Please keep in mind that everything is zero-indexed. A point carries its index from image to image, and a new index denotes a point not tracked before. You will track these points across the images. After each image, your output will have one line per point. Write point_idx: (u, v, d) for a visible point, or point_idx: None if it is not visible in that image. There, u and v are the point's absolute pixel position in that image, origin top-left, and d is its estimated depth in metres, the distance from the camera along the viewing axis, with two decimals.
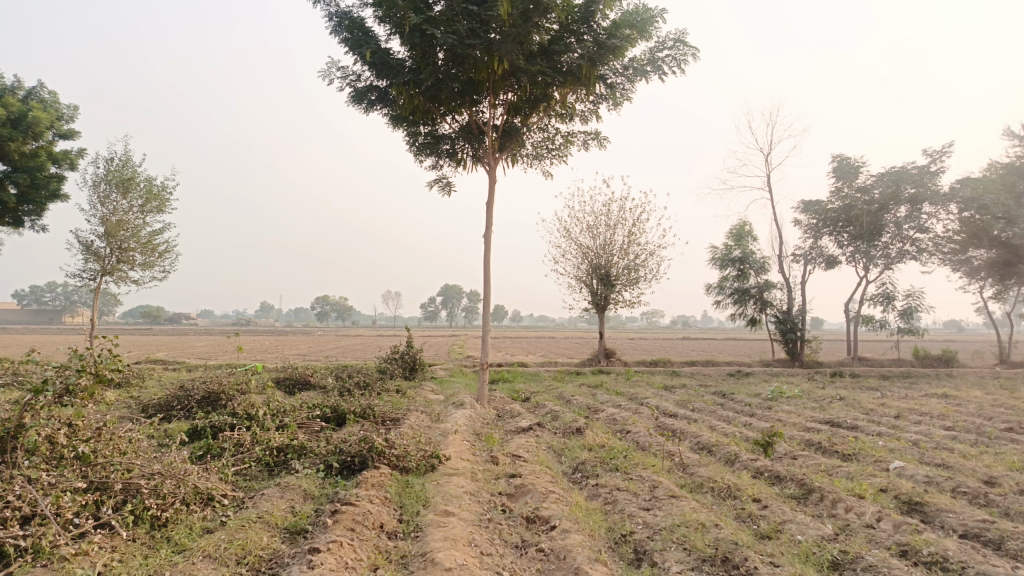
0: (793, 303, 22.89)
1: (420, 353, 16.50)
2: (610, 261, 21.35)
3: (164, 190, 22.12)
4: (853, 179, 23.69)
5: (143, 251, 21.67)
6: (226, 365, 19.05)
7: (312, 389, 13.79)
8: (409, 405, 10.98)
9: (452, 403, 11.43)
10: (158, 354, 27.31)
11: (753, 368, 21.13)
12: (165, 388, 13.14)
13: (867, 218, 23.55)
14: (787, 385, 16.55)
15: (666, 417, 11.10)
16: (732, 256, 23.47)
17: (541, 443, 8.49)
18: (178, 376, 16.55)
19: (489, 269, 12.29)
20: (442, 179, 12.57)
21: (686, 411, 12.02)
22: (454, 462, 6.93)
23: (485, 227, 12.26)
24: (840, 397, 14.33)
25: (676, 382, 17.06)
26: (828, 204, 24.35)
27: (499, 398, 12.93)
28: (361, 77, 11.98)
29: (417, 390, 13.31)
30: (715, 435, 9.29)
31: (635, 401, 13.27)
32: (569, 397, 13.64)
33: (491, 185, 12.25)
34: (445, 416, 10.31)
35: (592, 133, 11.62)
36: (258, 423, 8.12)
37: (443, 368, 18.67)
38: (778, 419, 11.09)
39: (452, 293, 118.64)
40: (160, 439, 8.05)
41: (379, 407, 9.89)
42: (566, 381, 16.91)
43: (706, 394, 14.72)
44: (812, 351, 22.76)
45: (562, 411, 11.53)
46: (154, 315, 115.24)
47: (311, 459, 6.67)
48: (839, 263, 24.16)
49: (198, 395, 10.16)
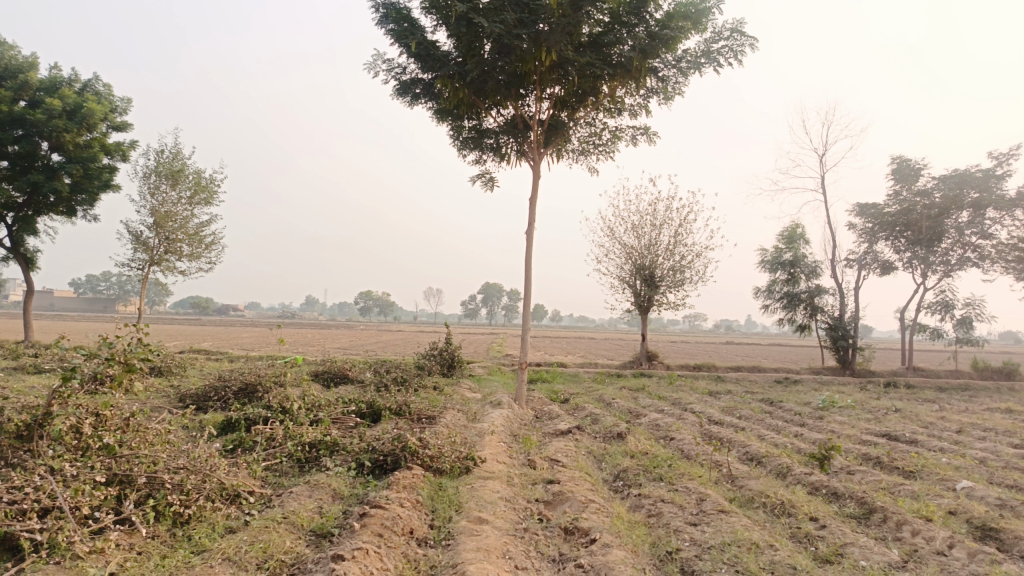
0: (845, 310, 22.06)
1: (459, 350, 16.29)
2: (655, 261, 20.83)
3: (212, 182, 22.34)
4: (914, 181, 22.72)
5: (189, 242, 21.94)
6: (266, 357, 19.15)
7: (350, 384, 13.69)
8: (446, 403, 10.75)
9: (490, 402, 11.17)
10: (203, 345, 27.73)
11: (802, 375, 20.40)
12: (205, 378, 13.18)
13: (927, 223, 22.59)
14: (838, 394, 15.88)
15: (711, 424, 10.65)
16: (782, 259, 22.74)
17: (581, 448, 8.16)
18: (220, 366, 16.66)
19: (530, 267, 11.99)
20: (485, 174, 12.31)
21: (733, 418, 11.54)
22: (490, 464, 6.65)
23: (528, 223, 11.95)
24: (896, 409, 13.64)
25: (721, 387, 16.52)
26: (885, 208, 23.46)
27: (538, 399, 12.63)
28: (405, 69, 11.78)
29: (455, 388, 13.09)
30: (765, 445, 8.84)
31: (679, 407, 12.81)
32: (610, 400, 13.26)
33: (535, 180, 11.93)
34: (482, 415, 10.06)
35: (641, 128, 11.22)
36: (292, 418, 7.97)
37: (482, 366, 18.42)
38: (831, 430, 10.55)
39: (493, 291, 118.32)
40: (195, 430, 7.97)
41: (416, 405, 9.68)
42: (607, 383, 16.52)
43: (753, 401, 14.17)
44: (864, 360, 21.91)
45: (603, 414, 11.17)
46: (202, 307, 117.86)
47: (342, 457, 6.46)
48: (894, 269, 23.23)
49: (235, 387, 10.09)
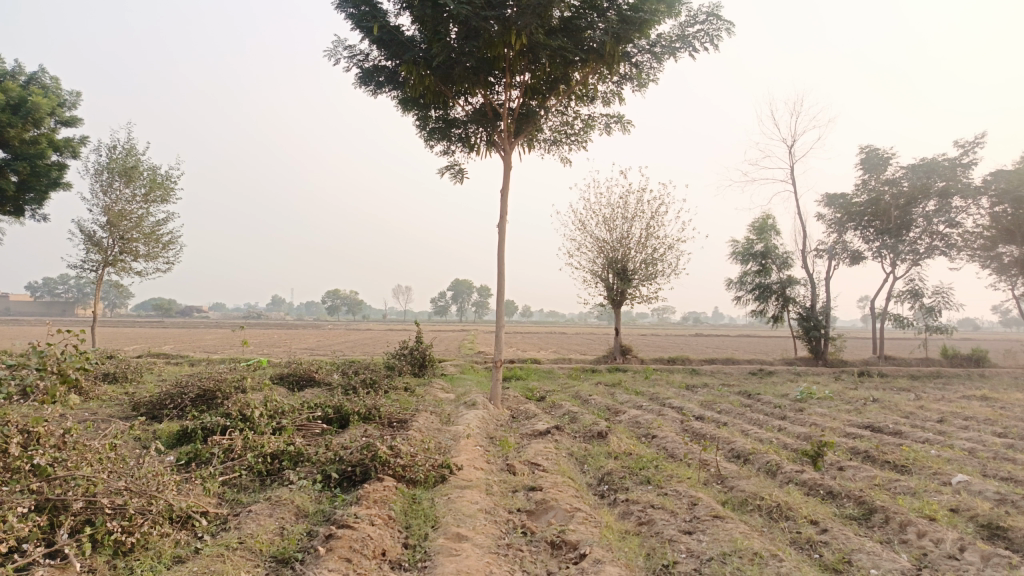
0: (817, 300, 22.05)
1: (430, 349, 15.82)
2: (627, 254, 20.57)
3: (168, 179, 21.51)
4: (882, 170, 22.78)
5: (146, 242, 21.09)
6: (229, 360, 18.43)
7: (317, 386, 13.16)
8: (418, 405, 10.28)
9: (463, 403, 10.72)
10: (163, 348, 26.80)
11: (776, 366, 20.31)
12: (163, 383, 12.52)
13: (895, 212, 22.67)
14: (815, 385, 15.75)
15: (692, 420, 10.36)
16: (753, 250, 22.65)
17: (561, 449, 7.79)
18: (179, 371, 15.95)
19: (503, 261, 11.57)
20: (455, 166, 11.84)
21: (713, 413, 11.26)
22: (467, 472, 6.23)
23: (500, 216, 11.52)
24: (874, 399, 13.51)
25: (697, 381, 16.31)
26: (854, 198, 23.52)
27: (513, 397, 12.23)
28: (368, 56, 11.25)
29: (427, 388, 12.63)
30: (750, 441, 8.55)
31: (658, 402, 12.51)
32: (587, 397, 12.92)
33: (506, 171, 11.50)
34: (456, 417, 9.62)
35: (614, 116, 10.84)
36: (252, 427, 7.45)
37: (454, 365, 17.96)
38: (814, 423, 10.32)
39: (462, 288, 117.08)
40: (147, 443, 7.41)
41: (386, 408, 9.22)
42: (582, 380, 16.19)
43: (731, 394, 13.94)
44: (836, 349, 21.93)
45: (580, 412, 10.82)
46: (165, 309, 115.17)
47: (307, 470, 5.98)
48: (864, 258, 23.30)
49: (193, 393, 9.51)
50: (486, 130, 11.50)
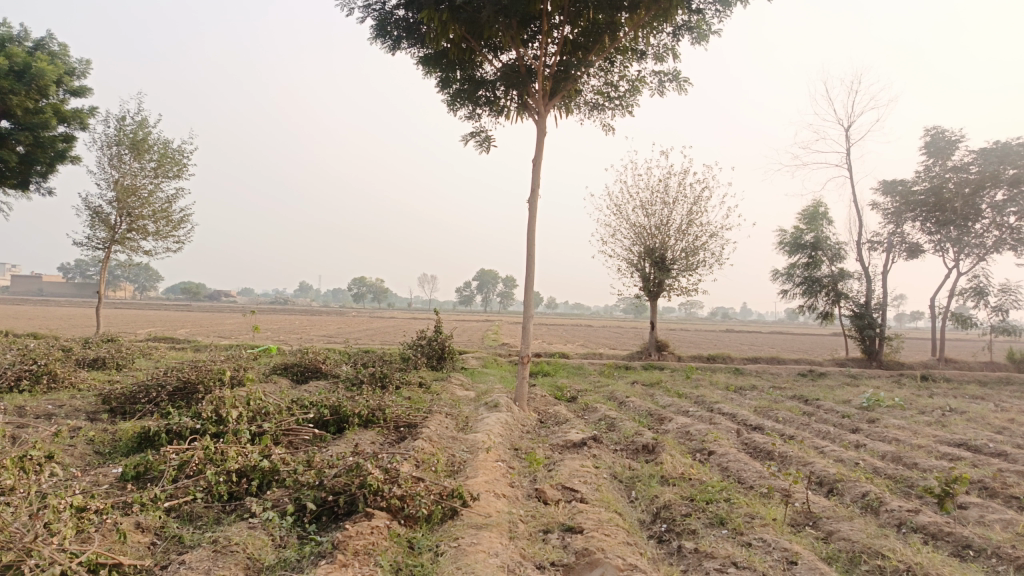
0: (872, 295, 20.29)
1: (449, 340, 14.46)
2: (665, 242, 19.01)
3: (181, 153, 20.39)
4: (948, 154, 20.85)
5: (156, 220, 19.98)
6: (237, 346, 17.26)
7: (324, 379, 11.89)
8: (432, 406, 8.91)
9: (484, 404, 9.33)
10: (177, 333, 25.86)
11: (826, 367, 18.65)
12: (153, 370, 11.32)
13: (959, 203, 20.76)
14: (877, 391, 14.07)
15: (752, 433, 8.84)
16: (802, 241, 20.92)
17: (601, 469, 6.35)
18: (181, 356, 14.81)
19: (534, 241, 10.14)
20: (481, 134, 10.39)
21: (773, 424, 9.72)
22: (485, 503, 4.82)
23: (531, 190, 10.05)
24: (952, 409, 11.82)
25: (744, 382, 14.75)
26: (914, 186, 21.65)
27: (541, 398, 10.83)
28: (384, 5, 9.82)
29: (444, 384, 11.29)
30: (832, 463, 7.03)
31: (705, 407, 11.01)
32: (623, 399, 11.45)
33: (540, 139, 10.05)
34: (475, 421, 8.24)
35: (669, 73, 9.36)
36: (224, 432, 6.13)
37: (477, 358, 16.62)
38: (897, 439, 8.73)
39: (488, 278, 115.69)
40: (98, 449, 6.15)
41: (393, 409, 7.86)
42: (616, 377, 14.76)
43: (786, 400, 12.36)
44: (891, 351, 20.17)
45: (620, 418, 9.37)
46: (192, 292, 115.43)
47: (276, 497, 4.64)
48: (922, 251, 21.46)
49: (171, 386, 8.26)
50: (519, 91, 10.04)
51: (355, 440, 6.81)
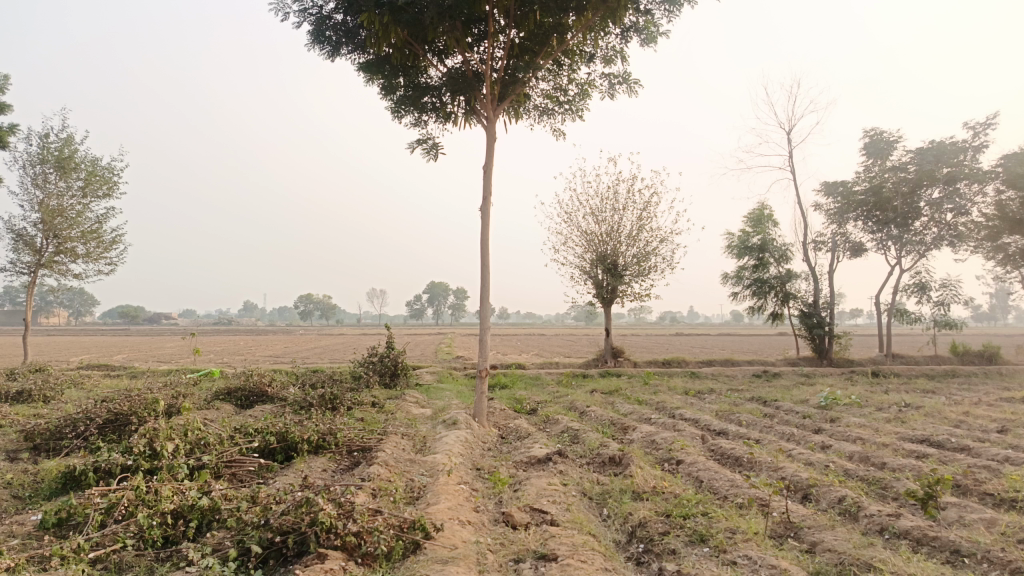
0: (820, 294, 20.58)
1: (402, 356, 14.00)
2: (617, 248, 18.92)
3: (111, 171, 19.44)
4: (887, 155, 21.35)
5: (86, 242, 18.97)
6: (177, 371, 16.42)
7: (270, 403, 11.29)
8: (387, 427, 8.47)
9: (442, 422, 8.92)
10: (114, 360, 24.64)
11: (779, 368, 18.79)
12: (83, 401, 10.55)
13: (898, 201, 21.27)
14: (832, 390, 14.16)
15: (717, 439, 8.66)
16: (750, 243, 21.10)
17: (569, 487, 6.03)
18: (115, 384, 13.95)
19: (487, 251, 9.82)
20: (428, 141, 10.03)
21: (737, 428, 9.58)
22: (450, 533, 4.44)
23: (483, 197, 9.73)
24: (907, 405, 11.90)
25: (702, 386, 14.67)
26: (855, 186, 22.11)
27: (500, 412, 10.48)
28: (321, 9, 9.40)
29: (398, 402, 10.83)
30: (802, 467, 6.86)
31: (667, 414, 10.83)
32: (584, 409, 11.18)
33: (490, 145, 9.76)
34: (433, 441, 7.84)
35: (619, 75, 9.18)
36: (159, 468, 5.60)
37: (431, 373, 16.17)
38: (861, 439, 8.66)
39: (438, 291, 114.61)
40: (16, 493, 5.55)
41: (345, 433, 7.40)
42: (574, 387, 14.51)
43: (745, 403, 12.28)
44: (841, 348, 20.48)
45: (583, 429, 9.09)
46: (131, 316, 111.36)
47: (217, 540, 4.18)
48: (865, 250, 21.91)
49: (101, 418, 7.63)
50: (466, 97, 9.73)
51: (305, 468, 6.35)
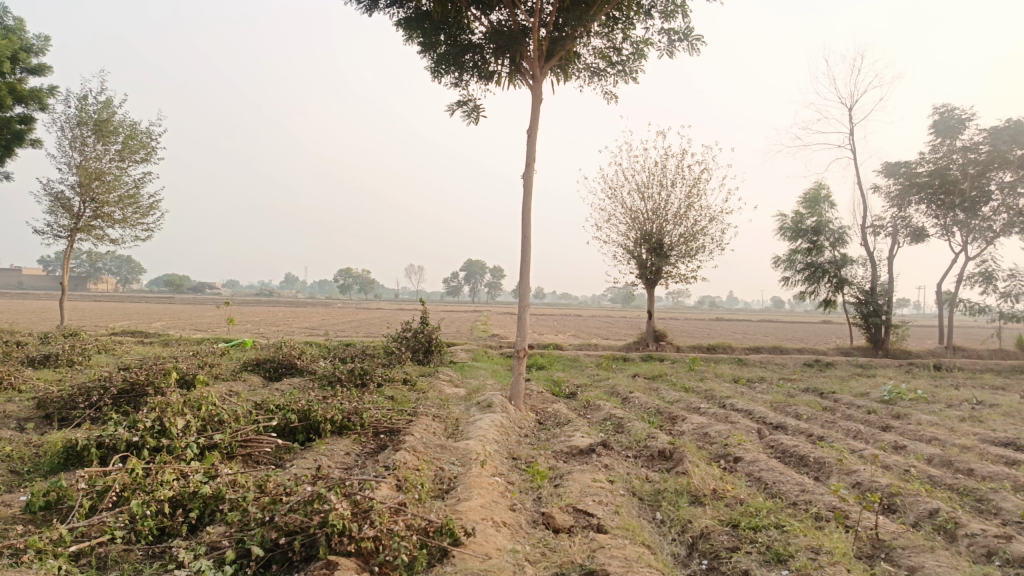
0: (877, 281, 19.44)
1: (437, 332, 13.45)
2: (663, 226, 18.06)
3: (149, 136, 19.18)
4: (958, 134, 19.97)
5: (122, 207, 18.78)
6: (209, 340, 16.15)
7: (298, 377, 10.85)
8: (417, 407, 7.91)
9: (476, 404, 8.34)
10: (152, 326, 24.69)
11: (832, 357, 17.79)
12: (107, 368, 10.21)
13: (966, 185, 19.94)
14: (893, 382, 13.22)
15: (776, 434, 7.90)
16: (803, 225, 20.00)
17: (617, 485, 5.38)
18: (145, 351, 13.69)
19: (529, 222, 9.15)
20: (469, 103, 9.34)
21: (795, 422, 8.81)
22: (483, 539, 3.82)
23: (526, 163, 9.04)
24: (980, 402, 10.97)
25: (751, 375, 13.85)
26: (918, 167, 20.79)
27: (538, 395, 9.86)
28: None
29: (431, 381, 10.28)
30: (880, 471, 6.10)
31: (716, 403, 10.09)
32: (627, 395, 10.49)
33: (535, 107, 9.06)
34: (467, 425, 7.26)
35: (680, 32, 8.37)
36: (165, 447, 5.11)
37: (466, 351, 15.60)
38: (938, 439, 7.82)
39: (474, 268, 114.27)
40: (13, 468, 5.11)
41: (371, 413, 6.84)
42: (615, 371, 13.83)
43: (801, 394, 11.46)
44: (897, 339, 19.36)
45: (627, 417, 8.42)
46: (175, 285, 113.65)
47: (214, 538, 3.65)
48: (928, 235, 20.63)
49: (116, 389, 7.20)
50: (510, 55, 9.01)
51: (326, 452, 5.80)
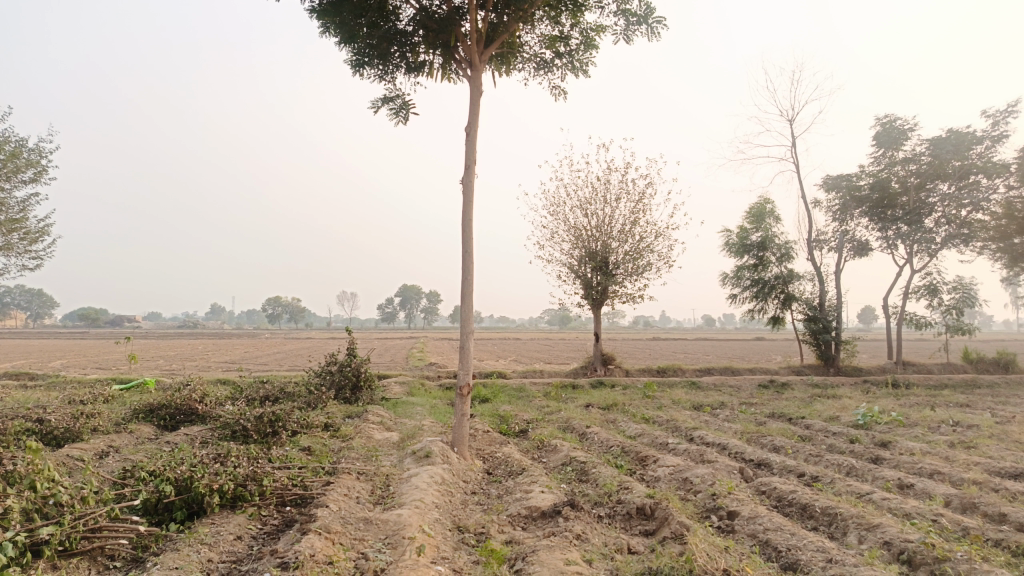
0: (826, 296, 18.93)
1: (366, 365, 11.98)
2: (608, 243, 17.09)
3: (40, 154, 17.12)
4: (900, 145, 19.83)
5: (5, 233, 16.58)
6: (104, 381, 14.12)
7: (200, 424, 9.20)
8: (339, 462, 6.48)
9: (412, 452, 6.96)
10: (48, 365, 22.13)
11: (786, 377, 17.05)
12: None
13: (905, 198, 19.78)
14: (857, 403, 12.44)
15: (762, 475, 6.80)
16: (749, 241, 19.37)
17: (599, 567, 4.14)
18: (19, 398, 11.67)
19: (470, 236, 7.89)
20: (397, 100, 8.07)
21: (777, 456, 7.75)
22: None
23: (465, 166, 7.79)
24: (957, 423, 10.21)
25: (711, 400, 12.86)
26: (859, 181, 20.55)
27: (483, 436, 8.54)
28: None
29: (358, 424, 8.81)
30: (907, 523, 5.04)
31: (684, 437, 8.98)
32: (584, 431, 9.27)
33: (474, 101, 7.86)
34: (399, 484, 5.88)
35: (636, 16, 7.45)
36: None
37: (401, 384, 14.10)
38: (944, 472, 6.86)
39: (410, 292, 112.47)
40: None
41: (276, 478, 5.39)
42: (565, 401, 12.61)
43: (769, 421, 10.48)
44: (848, 356, 18.83)
45: (591, 459, 7.18)
46: (90, 318, 107.07)
47: None
48: (871, 249, 20.36)
49: None
50: (443, 43, 7.82)
51: (208, 540, 4.32)
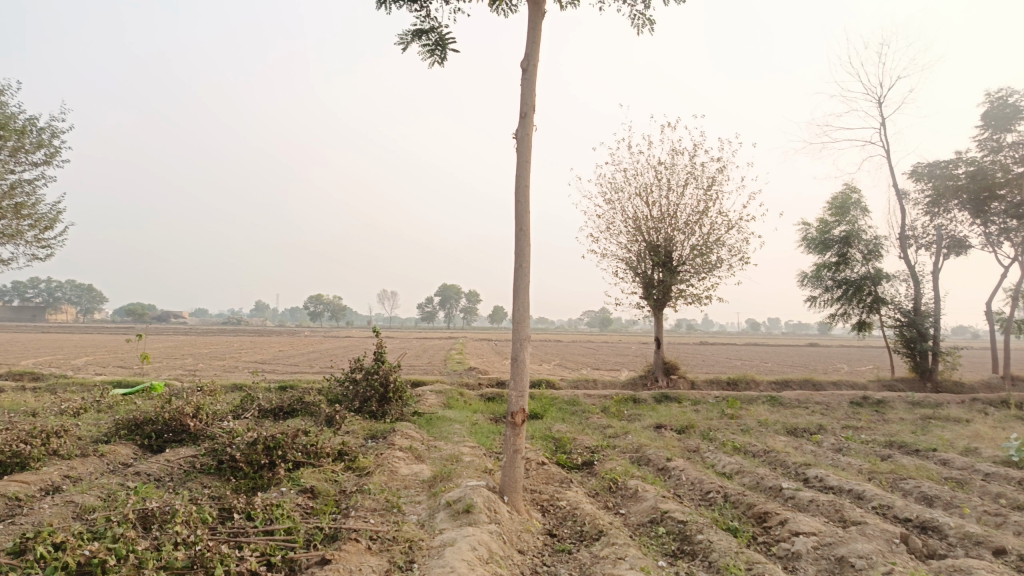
0: (920, 299, 16.60)
1: (396, 373, 10.18)
2: (673, 235, 15.09)
3: (52, 132, 15.78)
4: (1011, 125, 17.37)
5: (12, 220, 15.26)
6: (110, 385, 12.62)
7: (190, 445, 7.51)
8: (344, 518, 4.66)
9: (446, 502, 5.10)
10: (73, 364, 20.94)
11: (880, 393, 14.73)
12: None
13: (1013, 188, 17.29)
14: (988, 429, 10.19)
15: (943, 550, 4.76)
16: (831, 236, 17.10)
17: None
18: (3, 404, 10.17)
19: (525, 207, 6.03)
20: (431, 37, 6.39)
21: (941, 514, 5.67)
22: None
23: (521, 115, 5.94)
24: None
25: (805, 421, 10.75)
26: (957, 168, 18.10)
27: (539, 473, 6.64)
28: None
29: (380, 451, 7.00)
30: None
31: (797, 479, 6.93)
32: (665, 466, 7.30)
33: (533, 31, 6.03)
34: (425, 561, 4.02)
35: None
36: None
37: (438, 394, 12.29)
38: None
39: (450, 292, 111.05)
40: None
41: (240, 556, 3.58)
42: (629, 419, 10.65)
43: (892, 455, 8.36)
44: (948, 368, 16.43)
45: (691, 517, 5.22)
46: (138, 313, 108.30)
47: None
48: (971, 245, 17.91)
49: None
50: None
51: None
